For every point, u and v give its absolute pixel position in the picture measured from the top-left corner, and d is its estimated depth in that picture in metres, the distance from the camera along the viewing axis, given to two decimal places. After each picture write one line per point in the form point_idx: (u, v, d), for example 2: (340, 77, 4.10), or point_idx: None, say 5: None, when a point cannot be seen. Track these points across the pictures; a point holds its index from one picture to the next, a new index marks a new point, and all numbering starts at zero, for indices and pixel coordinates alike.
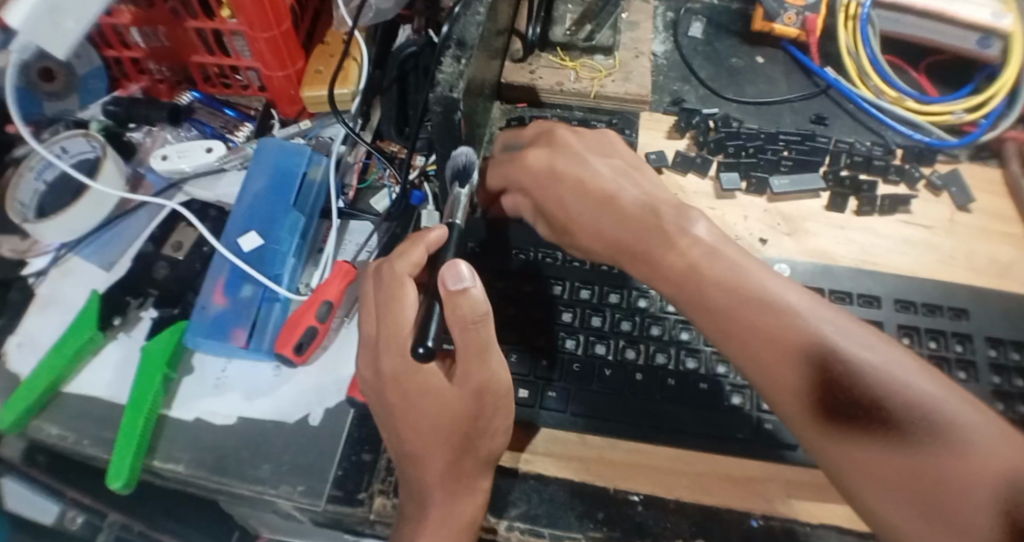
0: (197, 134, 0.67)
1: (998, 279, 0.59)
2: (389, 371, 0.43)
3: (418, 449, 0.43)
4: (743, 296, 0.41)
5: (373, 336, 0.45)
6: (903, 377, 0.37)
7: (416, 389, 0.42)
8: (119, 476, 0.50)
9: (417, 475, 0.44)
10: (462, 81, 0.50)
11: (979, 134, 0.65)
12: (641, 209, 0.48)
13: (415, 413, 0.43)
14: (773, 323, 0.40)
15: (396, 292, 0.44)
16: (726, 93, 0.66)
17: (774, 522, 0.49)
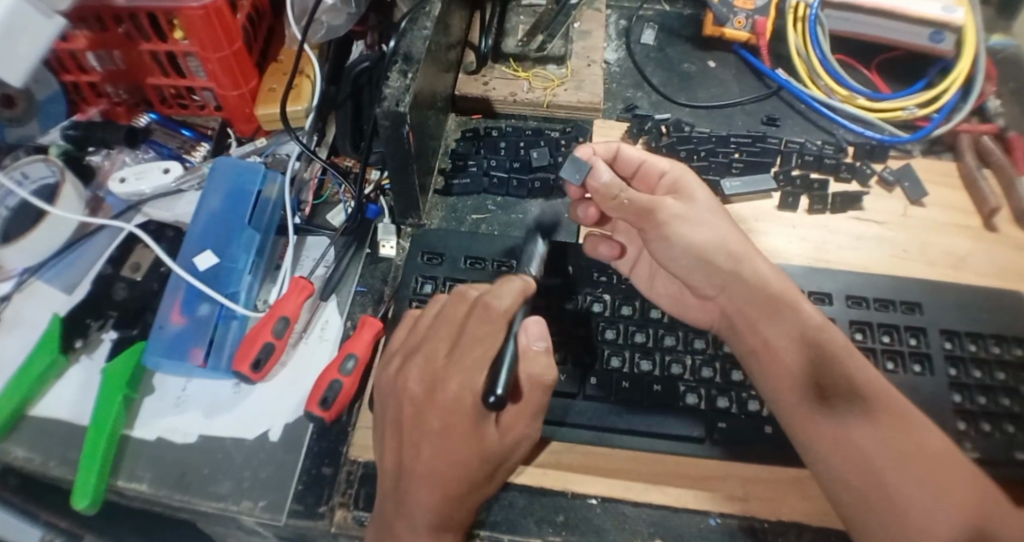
0: (153, 155, 0.67)
1: (952, 271, 0.60)
2: (453, 395, 0.44)
3: (431, 475, 0.44)
4: (785, 311, 0.49)
5: (441, 357, 0.46)
6: (903, 417, 0.43)
7: (466, 419, 0.44)
8: (84, 496, 0.50)
9: (412, 500, 0.44)
10: (409, 96, 0.51)
11: (930, 130, 0.66)
12: (717, 246, 0.52)
13: (451, 440, 0.44)
14: (812, 338, 0.47)
15: (488, 325, 0.46)
16: (678, 99, 0.67)
17: (731, 519, 0.50)
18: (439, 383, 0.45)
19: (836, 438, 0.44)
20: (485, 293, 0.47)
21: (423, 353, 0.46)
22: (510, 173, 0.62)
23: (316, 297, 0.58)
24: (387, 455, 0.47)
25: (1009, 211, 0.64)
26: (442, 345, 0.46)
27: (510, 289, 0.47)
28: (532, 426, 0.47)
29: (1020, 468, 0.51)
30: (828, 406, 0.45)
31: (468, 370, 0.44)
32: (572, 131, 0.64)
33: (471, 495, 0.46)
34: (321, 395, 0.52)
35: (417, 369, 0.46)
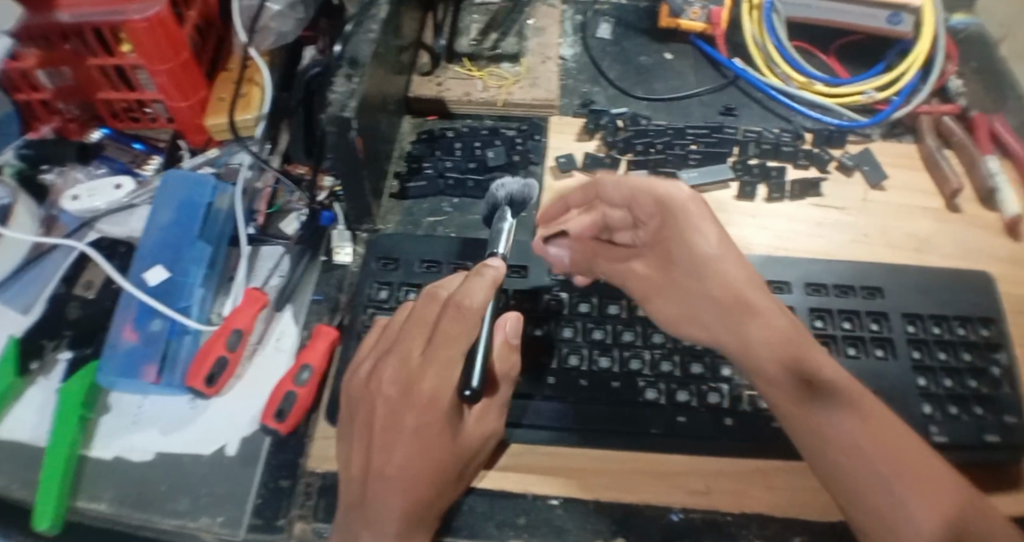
0: (106, 171, 0.66)
1: (914, 254, 0.60)
2: (430, 393, 0.42)
3: (401, 481, 0.43)
4: (785, 341, 0.44)
5: (415, 357, 0.43)
6: (882, 418, 0.40)
7: (442, 416, 0.43)
8: (44, 516, 0.49)
9: (382, 504, 0.43)
10: (354, 100, 0.50)
11: (890, 113, 0.66)
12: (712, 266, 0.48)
13: (424, 441, 0.43)
14: (816, 370, 0.42)
15: (460, 325, 0.42)
16: (635, 93, 0.67)
17: (695, 514, 0.49)
18: (414, 382, 0.43)
19: (827, 463, 0.40)
20: (457, 291, 0.44)
21: (396, 353, 0.44)
22: (466, 173, 0.61)
23: (271, 308, 0.58)
24: (353, 460, 0.45)
25: (971, 191, 0.64)
26: (415, 346, 0.44)
27: (479, 284, 0.44)
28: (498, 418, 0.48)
29: (989, 451, 0.50)
30: (820, 430, 0.40)
31: (444, 366, 0.43)
32: (528, 128, 0.64)
33: (440, 499, 0.45)
34: (277, 407, 0.52)
35: (390, 369, 0.43)
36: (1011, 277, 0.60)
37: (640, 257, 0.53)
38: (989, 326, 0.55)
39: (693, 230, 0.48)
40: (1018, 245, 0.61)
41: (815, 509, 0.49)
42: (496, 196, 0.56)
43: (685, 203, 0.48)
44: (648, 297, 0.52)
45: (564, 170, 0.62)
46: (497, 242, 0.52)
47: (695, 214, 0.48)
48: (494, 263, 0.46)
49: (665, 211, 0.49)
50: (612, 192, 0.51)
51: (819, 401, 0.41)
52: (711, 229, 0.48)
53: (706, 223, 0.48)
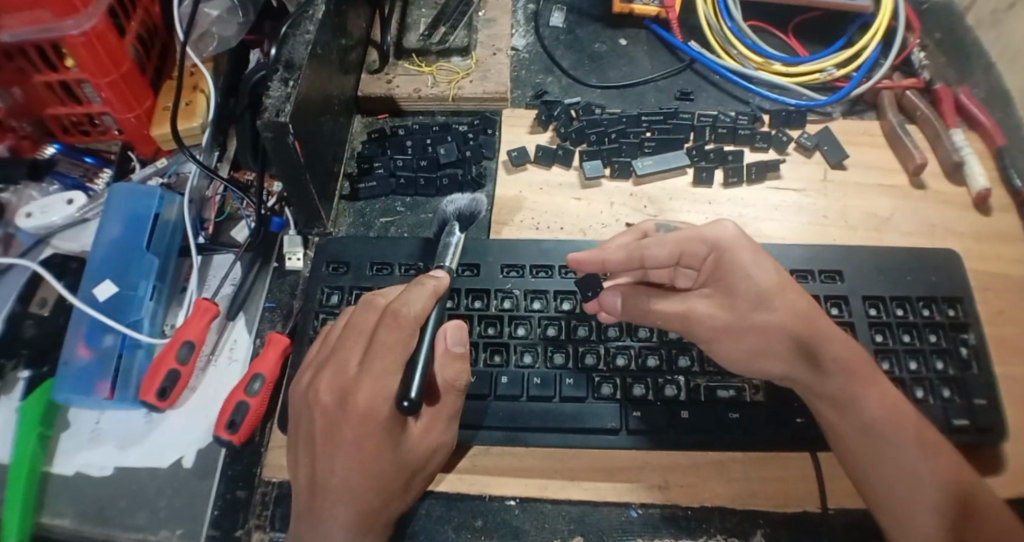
0: (59, 188, 0.66)
1: (876, 233, 0.59)
2: (366, 403, 0.41)
3: (344, 491, 0.42)
4: (840, 346, 0.47)
5: (354, 367, 0.43)
6: (883, 412, 0.45)
7: (381, 426, 0.42)
8: (10, 533, 0.49)
9: (329, 516, 0.42)
10: (290, 104, 0.49)
11: (848, 90, 0.65)
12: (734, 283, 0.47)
13: (364, 451, 0.42)
14: (876, 377, 0.47)
15: (399, 333, 0.42)
16: (590, 81, 0.66)
17: (653, 509, 0.49)
18: (350, 392, 0.42)
19: (878, 452, 0.45)
20: (396, 300, 0.44)
21: (334, 363, 0.43)
22: (418, 171, 0.59)
23: (223, 317, 0.57)
24: (300, 470, 0.44)
25: (936, 166, 0.63)
26: (353, 354, 0.43)
27: (421, 294, 0.44)
28: (446, 431, 0.46)
29: (954, 434, 0.49)
30: (864, 422, 0.45)
31: (380, 375, 0.42)
32: (480, 123, 0.63)
33: (387, 508, 0.45)
34: (228, 418, 0.51)
35: (328, 378, 0.43)
36: (976, 252, 0.58)
37: (704, 303, 0.48)
38: (954, 305, 0.54)
39: (745, 269, 0.47)
40: (984, 220, 0.60)
41: (775, 500, 0.48)
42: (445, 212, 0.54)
43: (735, 240, 0.48)
44: (719, 344, 0.48)
45: (517, 163, 0.60)
46: (444, 254, 0.51)
47: (748, 248, 0.48)
48: (434, 275, 0.46)
49: (716, 255, 0.48)
50: (655, 251, 0.49)
51: (869, 420, 0.45)
52: (762, 263, 0.48)
53: (751, 260, 0.48)
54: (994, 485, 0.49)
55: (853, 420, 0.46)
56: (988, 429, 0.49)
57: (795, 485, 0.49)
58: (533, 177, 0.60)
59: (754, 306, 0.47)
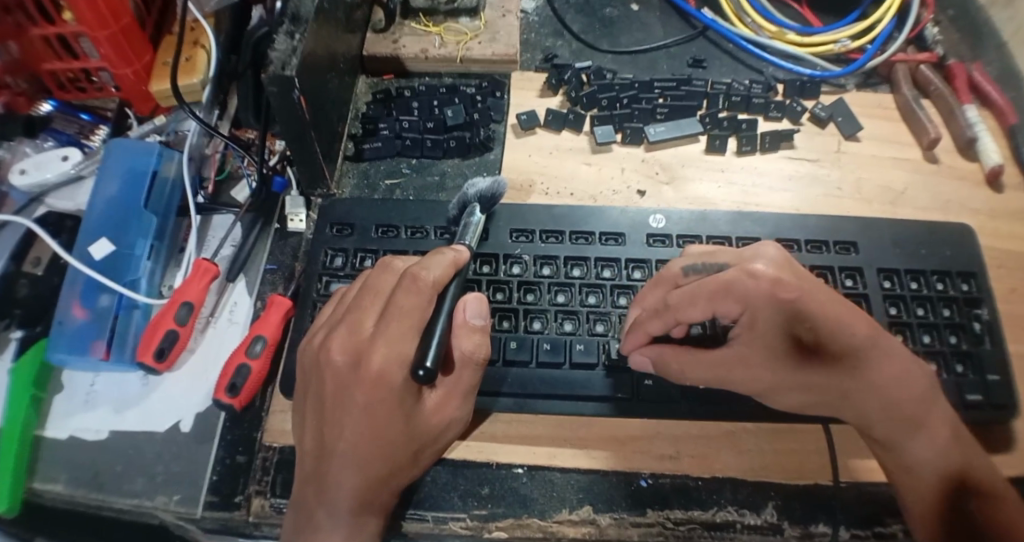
0: (53, 144, 0.63)
1: (890, 206, 0.58)
2: (379, 368, 0.40)
3: (353, 457, 0.41)
4: (891, 386, 0.44)
5: (367, 328, 0.41)
6: (926, 431, 0.44)
7: (393, 393, 0.40)
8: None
9: (336, 482, 0.42)
10: (297, 57, 0.47)
11: (864, 62, 0.63)
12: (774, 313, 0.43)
13: (374, 419, 0.40)
14: (930, 400, 0.44)
15: (415, 298, 0.41)
16: (600, 46, 0.64)
17: (663, 480, 0.48)
18: (363, 354, 0.40)
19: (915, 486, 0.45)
20: (415, 265, 0.43)
21: (347, 323, 0.42)
22: (424, 134, 0.58)
23: (222, 279, 0.56)
24: (307, 435, 0.43)
25: (950, 141, 0.62)
26: (367, 315, 0.42)
27: (441, 263, 0.43)
28: (462, 405, 0.45)
29: (967, 409, 0.49)
30: (904, 459, 0.45)
31: (395, 339, 0.40)
32: (488, 85, 0.61)
33: (393, 478, 0.44)
34: (229, 381, 0.50)
35: (340, 339, 0.41)
36: (990, 229, 0.58)
37: (749, 361, 0.45)
38: (968, 281, 0.53)
39: (785, 327, 0.44)
40: (998, 196, 0.59)
41: (786, 472, 0.48)
42: (465, 194, 0.52)
43: (769, 296, 0.43)
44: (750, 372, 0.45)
45: (526, 127, 0.59)
46: (463, 233, 0.50)
47: (786, 303, 0.43)
48: (454, 248, 0.46)
49: (750, 313, 0.44)
50: (687, 310, 0.44)
51: (907, 436, 0.44)
52: (801, 321, 0.44)
53: (788, 321, 0.44)
54: (1006, 462, 0.49)
55: (894, 461, 0.45)
56: (1001, 406, 0.49)
57: (806, 457, 0.48)
58: (543, 141, 0.59)
59: (802, 361, 0.44)
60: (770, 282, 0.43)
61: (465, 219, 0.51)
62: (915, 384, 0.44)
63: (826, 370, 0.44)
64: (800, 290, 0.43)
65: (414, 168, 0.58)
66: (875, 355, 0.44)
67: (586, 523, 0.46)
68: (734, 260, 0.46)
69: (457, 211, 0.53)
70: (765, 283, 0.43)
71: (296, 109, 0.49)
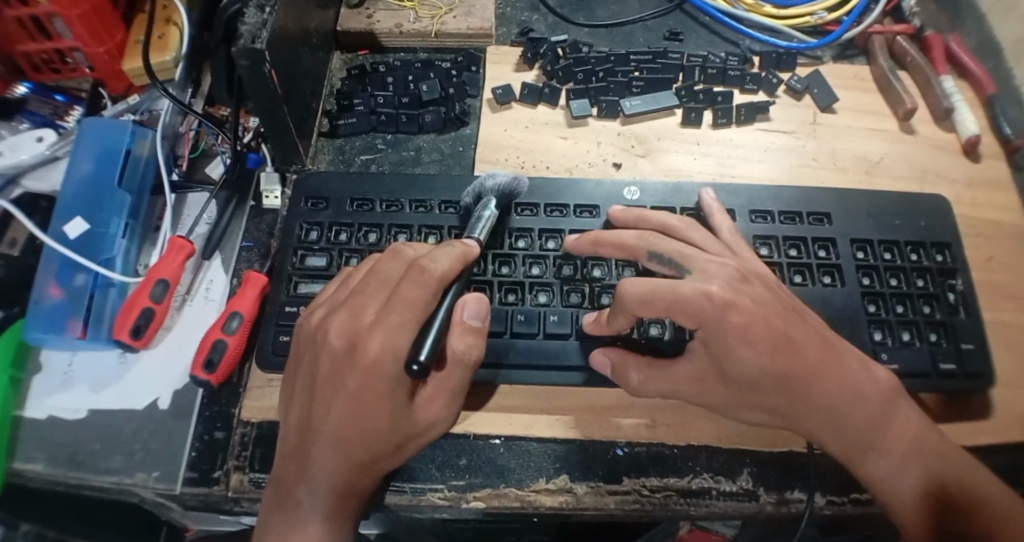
0: (28, 126, 0.63)
1: (866, 176, 0.58)
2: (374, 356, 0.40)
3: (335, 439, 0.41)
4: (848, 407, 0.44)
5: (368, 314, 0.41)
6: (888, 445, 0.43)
7: (385, 383, 0.41)
8: None
9: (317, 461, 0.42)
10: (267, 31, 0.46)
11: (840, 32, 0.63)
12: (725, 338, 0.42)
13: (363, 404, 0.41)
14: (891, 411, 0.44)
15: (420, 290, 0.41)
16: (577, 20, 0.64)
17: (639, 448, 0.48)
18: (360, 339, 0.41)
19: (891, 504, 0.43)
20: (425, 256, 0.43)
21: (349, 306, 0.42)
22: (399, 109, 0.58)
23: (198, 257, 0.56)
24: (293, 410, 0.44)
25: (927, 112, 0.62)
26: (371, 302, 0.42)
27: (450, 255, 0.44)
28: (451, 404, 0.44)
29: (940, 378, 0.49)
30: (868, 473, 0.44)
31: (395, 330, 0.40)
32: (463, 59, 0.61)
33: (377, 464, 0.43)
34: (205, 358, 0.50)
35: (340, 320, 0.42)
36: (966, 198, 0.58)
37: (699, 379, 0.45)
38: (942, 251, 0.53)
39: (741, 344, 0.42)
40: (975, 166, 0.59)
41: (761, 439, 0.48)
42: (482, 186, 0.51)
43: (719, 316, 0.42)
44: (701, 389, 0.45)
45: (502, 101, 0.59)
46: (474, 226, 0.48)
47: (736, 327, 0.42)
48: (465, 242, 0.46)
49: (704, 331, 0.42)
50: (643, 311, 0.42)
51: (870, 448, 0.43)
52: (753, 343, 0.42)
53: (744, 341, 0.42)
54: (979, 429, 0.49)
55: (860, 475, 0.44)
56: (975, 374, 0.49)
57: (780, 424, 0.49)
58: (518, 116, 0.59)
59: (754, 382, 0.43)
60: (718, 308, 0.42)
61: (478, 211, 0.50)
62: (870, 405, 0.44)
63: (775, 393, 0.44)
64: (751, 316, 0.42)
65: (389, 144, 0.58)
66: (825, 383, 0.44)
67: (562, 492, 0.47)
68: (697, 270, 0.44)
69: (472, 203, 0.52)
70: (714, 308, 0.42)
71: (268, 85, 0.49)
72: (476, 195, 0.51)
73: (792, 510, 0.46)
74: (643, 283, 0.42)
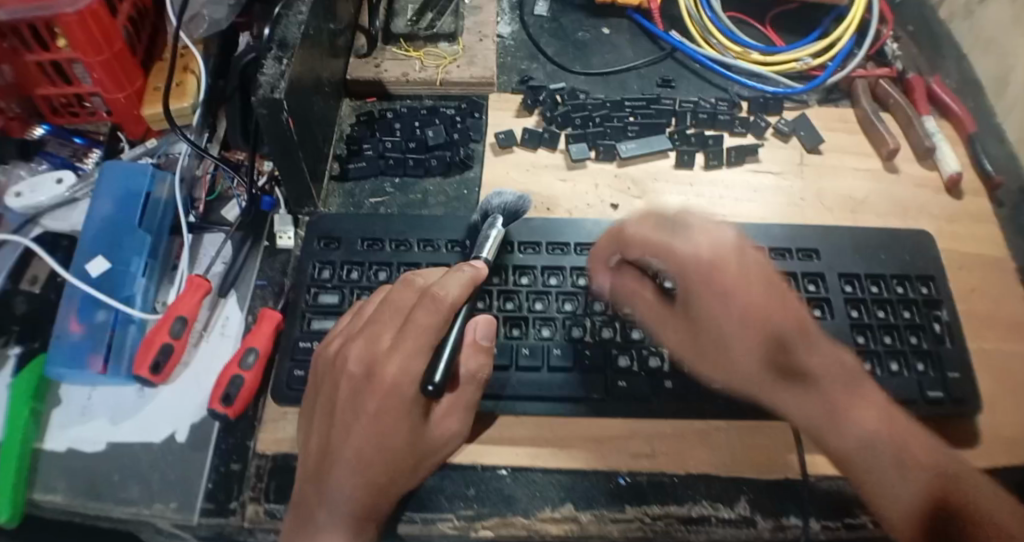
0: (47, 167, 0.65)
1: (852, 214, 0.61)
2: (393, 378, 0.44)
3: (355, 462, 0.44)
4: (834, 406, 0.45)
5: (384, 341, 0.45)
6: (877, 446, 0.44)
7: (402, 405, 0.44)
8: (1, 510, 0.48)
9: (335, 486, 0.44)
10: (285, 82, 0.49)
11: (824, 78, 0.67)
12: (704, 252, 0.47)
13: (382, 425, 0.44)
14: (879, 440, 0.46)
15: (433, 316, 0.45)
16: (574, 68, 0.68)
17: (640, 477, 0.50)
18: (379, 363, 0.44)
19: (882, 503, 0.42)
20: (435, 283, 0.47)
21: (365, 334, 0.46)
22: (407, 153, 0.61)
23: (215, 295, 0.58)
24: (313, 437, 0.46)
25: (910, 151, 0.65)
26: (387, 329, 0.46)
27: (458, 281, 0.47)
28: (464, 420, 0.48)
29: (928, 405, 0.52)
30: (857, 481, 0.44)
31: (410, 354, 0.44)
32: (467, 106, 0.64)
33: (394, 485, 0.46)
34: (223, 391, 0.52)
35: (357, 348, 0.45)
36: (949, 232, 0.61)
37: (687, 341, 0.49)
38: (927, 283, 0.56)
39: (716, 290, 0.46)
40: (956, 202, 0.63)
41: (757, 465, 0.51)
42: (489, 203, 0.56)
43: (702, 270, 0.46)
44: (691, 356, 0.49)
45: (504, 145, 0.62)
46: (482, 245, 0.53)
47: (722, 283, 0.46)
48: (472, 265, 0.49)
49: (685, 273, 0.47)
50: (633, 248, 0.49)
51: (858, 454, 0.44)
52: (729, 299, 0.46)
53: (730, 284, 0.46)
54: (966, 455, 0.52)
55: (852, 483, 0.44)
56: (961, 400, 0.52)
57: (773, 450, 0.51)
58: (520, 160, 0.62)
59: (732, 349, 0.47)
60: (702, 253, 0.47)
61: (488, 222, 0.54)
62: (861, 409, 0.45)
63: (754, 365, 0.47)
64: (734, 276, 0.46)
65: (398, 185, 0.61)
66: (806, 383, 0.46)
67: (567, 520, 0.49)
68: (699, 229, 0.48)
69: (480, 220, 0.56)
70: (700, 262, 0.46)
71: (282, 131, 0.51)
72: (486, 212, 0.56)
73: (789, 536, 0.49)
74: (642, 226, 0.48)
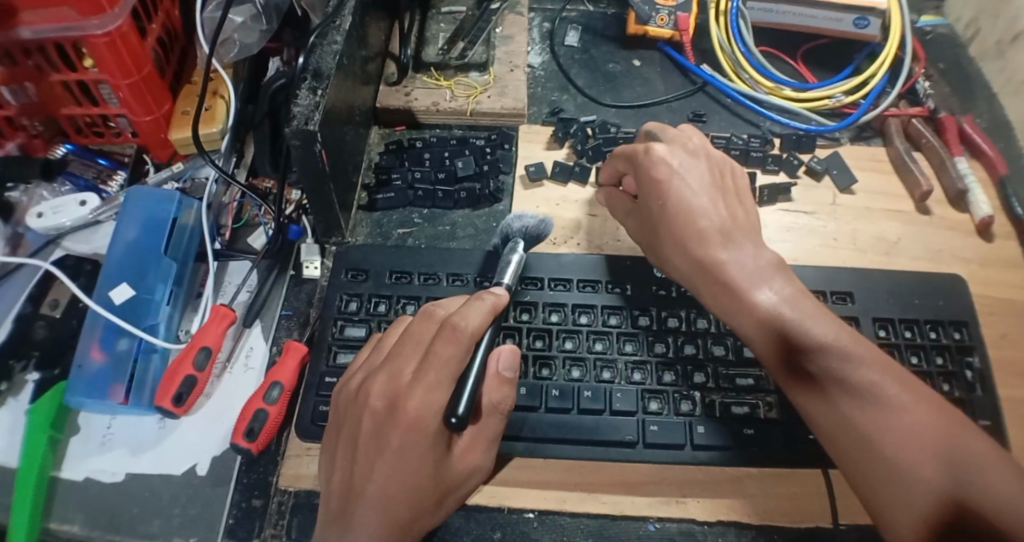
0: (70, 188, 0.65)
1: (885, 255, 0.60)
2: (415, 413, 0.42)
3: (379, 500, 0.42)
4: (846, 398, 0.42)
5: (406, 375, 0.43)
6: (876, 396, 0.41)
7: (427, 442, 0.42)
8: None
9: (359, 525, 0.41)
10: (319, 113, 0.48)
11: (858, 117, 0.67)
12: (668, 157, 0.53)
13: (406, 462, 0.42)
14: None
15: (454, 347, 0.43)
16: (604, 100, 0.67)
17: (669, 523, 0.49)
18: (401, 398, 0.42)
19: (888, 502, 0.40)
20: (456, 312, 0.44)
21: (388, 368, 0.44)
22: (436, 184, 0.60)
23: (239, 324, 0.57)
24: (336, 476, 0.44)
25: (942, 193, 0.65)
26: (408, 363, 0.44)
27: (479, 310, 0.45)
28: (486, 454, 0.46)
29: None
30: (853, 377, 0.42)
31: (431, 387, 0.42)
32: (498, 138, 0.64)
33: (417, 524, 0.44)
34: (246, 426, 0.50)
35: (380, 384, 0.43)
36: (981, 276, 0.60)
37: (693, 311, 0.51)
38: (961, 329, 0.55)
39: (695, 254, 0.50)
40: (988, 245, 0.62)
41: (791, 516, 0.49)
42: (510, 227, 0.55)
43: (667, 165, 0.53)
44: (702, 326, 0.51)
45: (534, 178, 0.62)
46: (504, 272, 0.51)
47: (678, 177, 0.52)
48: (495, 292, 0.47)
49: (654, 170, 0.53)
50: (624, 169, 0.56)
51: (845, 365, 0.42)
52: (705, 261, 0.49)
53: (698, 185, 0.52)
54: None
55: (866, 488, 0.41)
56: None
57: (809, 501, 0.49)
58: (550, 193, 0.62)
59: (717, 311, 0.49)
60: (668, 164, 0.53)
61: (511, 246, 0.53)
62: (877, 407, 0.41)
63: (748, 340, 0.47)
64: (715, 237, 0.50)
65: (427, 216, 0.60)
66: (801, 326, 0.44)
67: None
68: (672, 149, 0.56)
69: (501, 245, 0.55)
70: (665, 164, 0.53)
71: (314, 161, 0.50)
72: (506, 232, 0.55)
73: None
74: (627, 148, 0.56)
